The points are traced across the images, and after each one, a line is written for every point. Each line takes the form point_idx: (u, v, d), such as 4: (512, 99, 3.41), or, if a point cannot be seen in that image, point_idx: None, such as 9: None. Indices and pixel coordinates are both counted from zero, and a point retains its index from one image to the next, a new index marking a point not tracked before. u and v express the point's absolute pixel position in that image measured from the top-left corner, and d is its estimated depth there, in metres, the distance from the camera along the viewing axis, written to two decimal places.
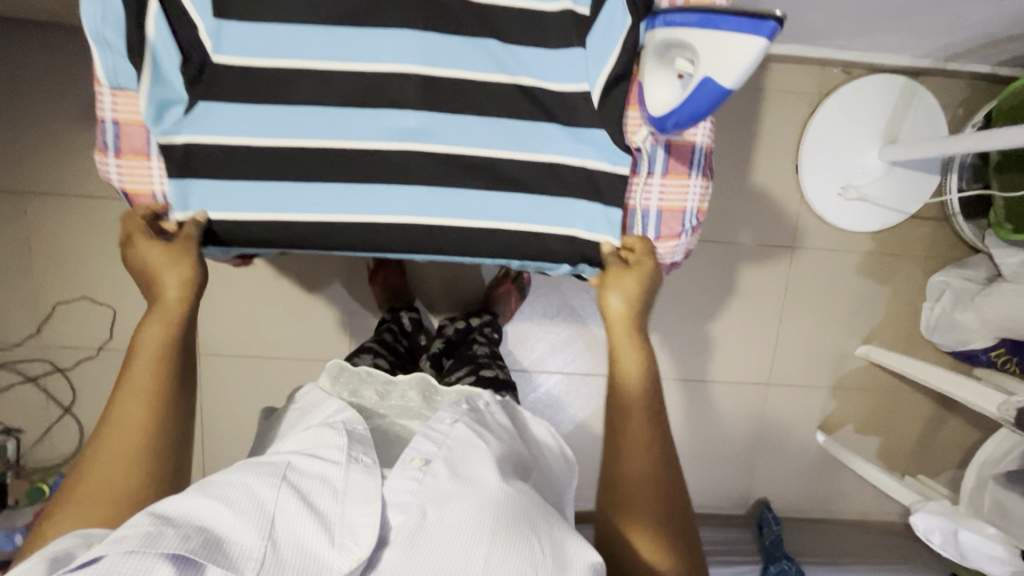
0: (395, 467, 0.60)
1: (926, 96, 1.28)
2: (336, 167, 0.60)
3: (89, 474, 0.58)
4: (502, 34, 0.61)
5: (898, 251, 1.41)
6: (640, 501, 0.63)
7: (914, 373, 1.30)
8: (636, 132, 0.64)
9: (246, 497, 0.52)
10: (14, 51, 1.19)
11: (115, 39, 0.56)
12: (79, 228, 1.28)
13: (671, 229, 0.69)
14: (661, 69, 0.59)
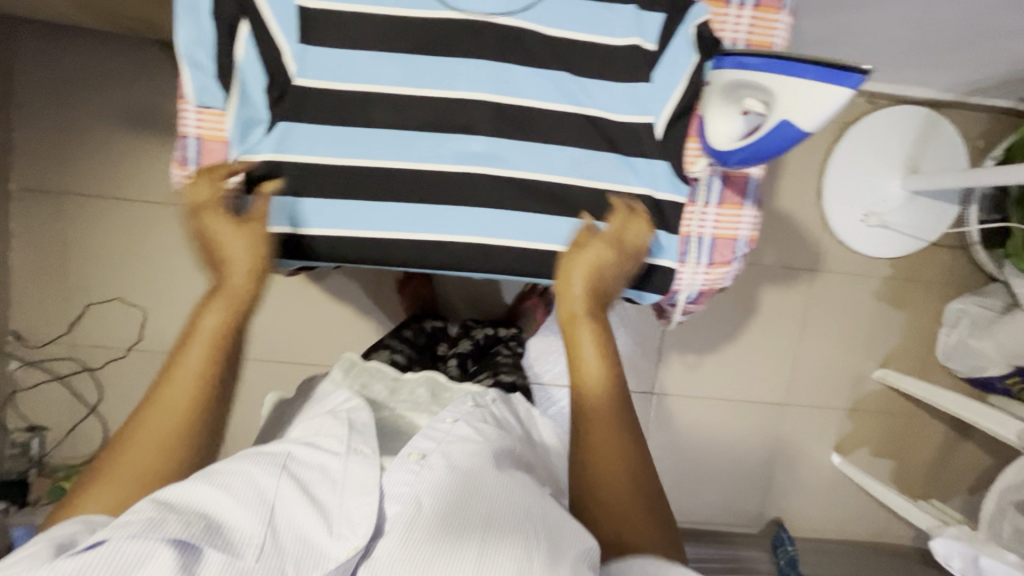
0: (395, 462, 0.61)
1: (948, 127, 1.31)
2: (408, 187, 0.68)
3: (127, 443, 0.59)
4: (574, 67, 0.69)
5: (915, 277, 1.43)
6: (615, 493, 0.64)
7: (931, 398, 1.32)
8: (694, 162, 0.72)
9: (246, 485, 0.55)
10: (61, 55, 1.21)
11: (205, 61, 0.65)
12: (115, 229, 1.30)
13: (723, 255, 0.76)
14: (726, 106, 0.66)
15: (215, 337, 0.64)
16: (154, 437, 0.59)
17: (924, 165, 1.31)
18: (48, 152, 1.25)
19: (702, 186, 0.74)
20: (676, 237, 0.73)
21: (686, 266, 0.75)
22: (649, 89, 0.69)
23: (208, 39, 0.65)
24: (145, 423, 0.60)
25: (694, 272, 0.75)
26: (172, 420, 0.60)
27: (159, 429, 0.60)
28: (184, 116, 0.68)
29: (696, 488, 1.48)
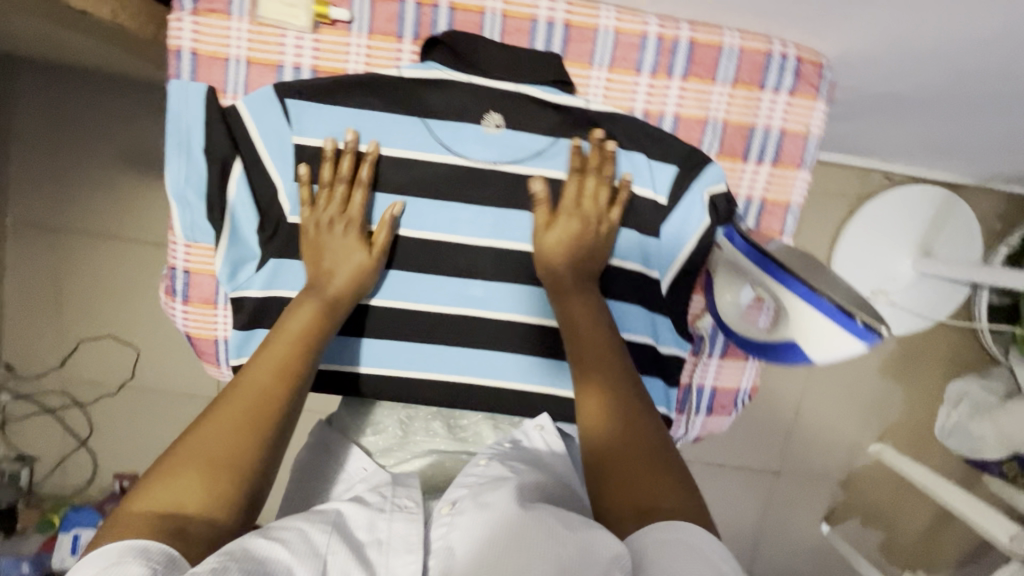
0: (431, 517, 0.54)
1: (965, 209, 1.28)
2: (404, 325, 0.73)
3: (208, 426, 0.54)
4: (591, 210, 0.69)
5: (919, 354, 1.41)
6: (620, 445, 0.55)
7: (923, 482, 1.30)
8: (699, 317, 0.75)
9: (299, 539, 0.47)
10: (60, 93, 1.19)
11: (194, 199, 0.70)
12: (111, 268, 1.28)
13: (722, 404, 0.78)
14: (742, 283, 0.67)
15: (311, 331, 0.64)
16: (236, 420, 0.55)
17: (936, 248, 1.28)
18: (46, 189, 1.23)
19: (706, 340, 0.76)
20: (675, 389, 0.74)
21: (683, 415, 0.77)
22: (658, 245, 0.71)
23: (199, 179, 0.70)
24: (226, 407, 0.56)
25: (690, 422, 0.78)
26: (258, 410, 0.57)
27: (242, 416, 0.56)
28: (175, 251, 0.73)
29: None
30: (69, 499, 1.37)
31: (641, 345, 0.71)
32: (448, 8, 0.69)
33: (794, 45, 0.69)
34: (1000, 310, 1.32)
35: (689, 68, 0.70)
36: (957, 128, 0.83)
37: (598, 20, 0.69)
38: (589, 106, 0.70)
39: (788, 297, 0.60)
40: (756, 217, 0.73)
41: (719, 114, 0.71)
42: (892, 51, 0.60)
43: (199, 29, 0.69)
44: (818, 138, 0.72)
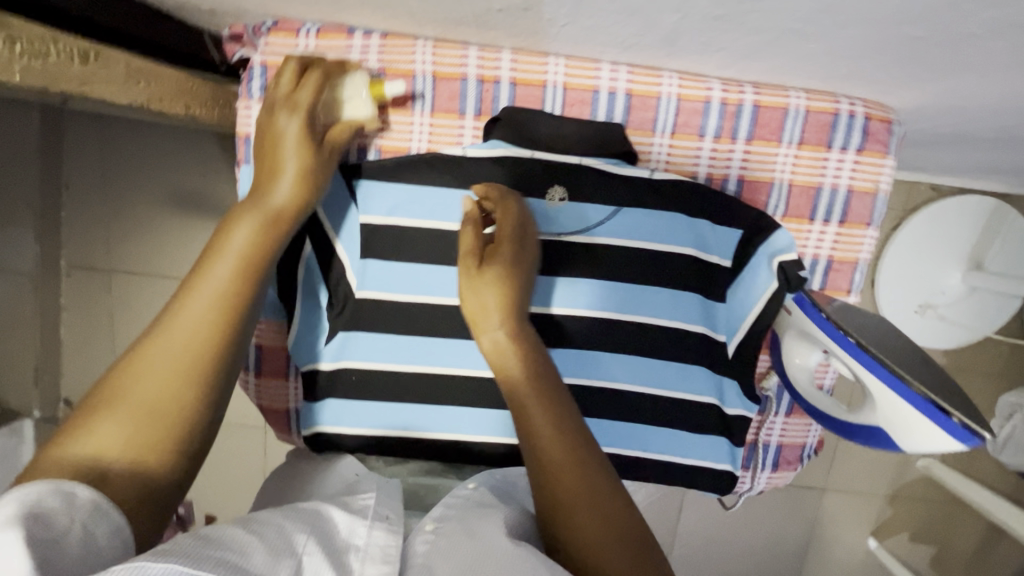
0: (413, 534, 0.56)
1: (1018, 220, 1.23)
2: (467, 394, 0.75)
3: (136, 371, 0.51)
4: (655, 280, 0.72)
5: (970, 367, 1.38)
6: (576, 499, 0.54)
7: (975, 496, 1.27)
8: (766, 377, 0.77)
9: (276, 537, 0.48)
10: (111, 141, 1.22)
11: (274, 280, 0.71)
12: (163, 307, 1.32)
13: (788, 459, 0.80)
14: (808, 346, 0.69)
15: (248, 257, 0.57)
16: (166, 363, 0.51)
17: (988, 261, 1.24)
18: (99, 230, 1.28)
19: (772, 399, 0.78)
20: (739, 447, 0.76)
21: (748, 472, 0.80)
22: (725, 308, 0.73)
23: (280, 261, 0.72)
24: (155, 346, 0.52)
25: (756, 478, 0.80)
26: (188, 350, 0.52)
27: (170, 360, 0.51)
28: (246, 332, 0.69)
29: (729, 566, 1.47)
30: None
31: (706, 405, 0.74)
32: (510, 82, 0.71)
33: (860, 103, 0.70)
34: None
35: (754, 131, 0.71)
36: (1018, 157, 0.81)
37: (660, 88, 0.70)
38: (652, 176, 0.71)
39: (875, 383, 0.62)
40: (823, 277, 0.75)
41: (785, 175, 0.73)
42: (962, 102, 0.59)
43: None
44: (887, 194, 0.73)
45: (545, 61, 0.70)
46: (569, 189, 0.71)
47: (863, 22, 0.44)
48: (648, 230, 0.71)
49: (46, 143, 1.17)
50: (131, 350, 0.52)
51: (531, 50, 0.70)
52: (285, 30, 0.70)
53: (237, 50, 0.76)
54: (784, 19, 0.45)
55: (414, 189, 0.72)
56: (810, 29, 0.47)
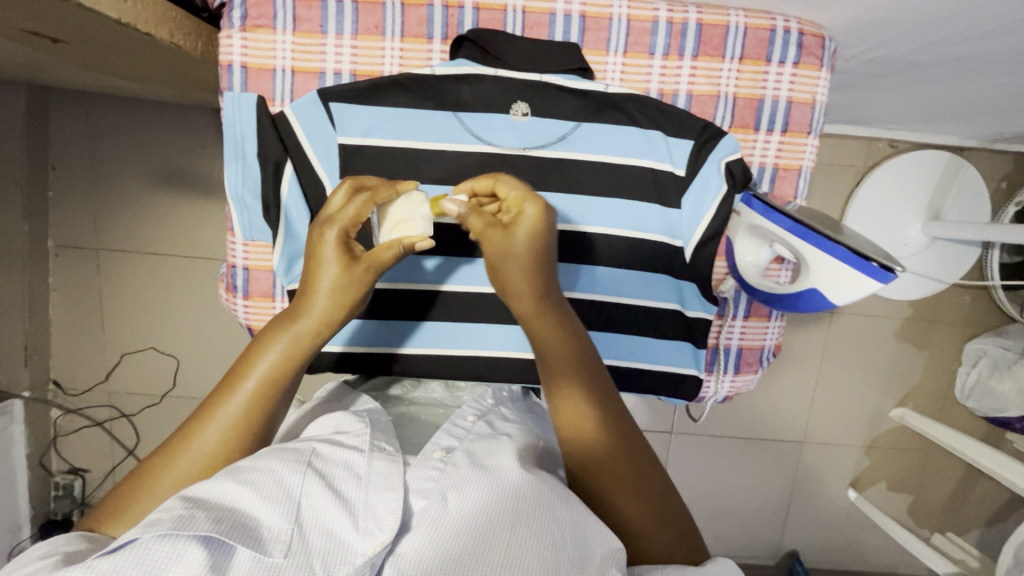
0: (418, 459, 0.60)
1: (971, 170, 1.30)
2: (454, 310, 0.82)
3: (173, 464, 0.54)
4: (615, 187, 0.68)
5: (936, 317, 1.44)
6: (648, 524, 0.55)
7: (947, 441, 1.32)
8: (720, 283, 0.73)
9: (271, 481, 0.52)
10: (94, 120, 1.25)
11: (251, 201, 0.70)
12: (150, 284, 1.34)
13: (749, 363, 0.77)
14: (753, 239, 0.67)
15: (275, 371, 0.59)
16: (194, 470, 0.54)
17: (945, 212, 1.31)
18: (83, 211, 1.30)
19: (729, 302, 0.74)
20: (704, 349, 0.73)
21: (712, 376, 0.76)
22: (680, 215, 0.68)
23: (254, 181, 0.69)
24: (184, 454, 0.55)
25: (720, 382, 0.76)
26: (215, 459, 0.55)
27: (199, 463, 0.55)
28: (234, 250, 0.75)
29: (713, 521, 1.52)
30: None
31: (668, 312, 0.70)
32: (473, 7, 0.69)
33: (795, 20, 0.69)
34: (1011, 269, 1.32)
35: (699, 48, 0.69)
36: (956, 93, 0.87)
37: (612, 9, 0.69)
38: (609, 89, 0.68)
39: (811, 254, 0.61)
40: (770, 183, 0.73)
41: (729, 89, 0.71)
42: (897, 21, 0.63)
43: (248, 44, 0.69)
44: (824, 105, 0.72)
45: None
46: (533, 103, 0.68)
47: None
48: (607, 140, 0.68)
49: (29, 122, 1.20)
50: (171, 440, 0.56)
51: None
52: None
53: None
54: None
55: (354, 107, 0.67)
56: None
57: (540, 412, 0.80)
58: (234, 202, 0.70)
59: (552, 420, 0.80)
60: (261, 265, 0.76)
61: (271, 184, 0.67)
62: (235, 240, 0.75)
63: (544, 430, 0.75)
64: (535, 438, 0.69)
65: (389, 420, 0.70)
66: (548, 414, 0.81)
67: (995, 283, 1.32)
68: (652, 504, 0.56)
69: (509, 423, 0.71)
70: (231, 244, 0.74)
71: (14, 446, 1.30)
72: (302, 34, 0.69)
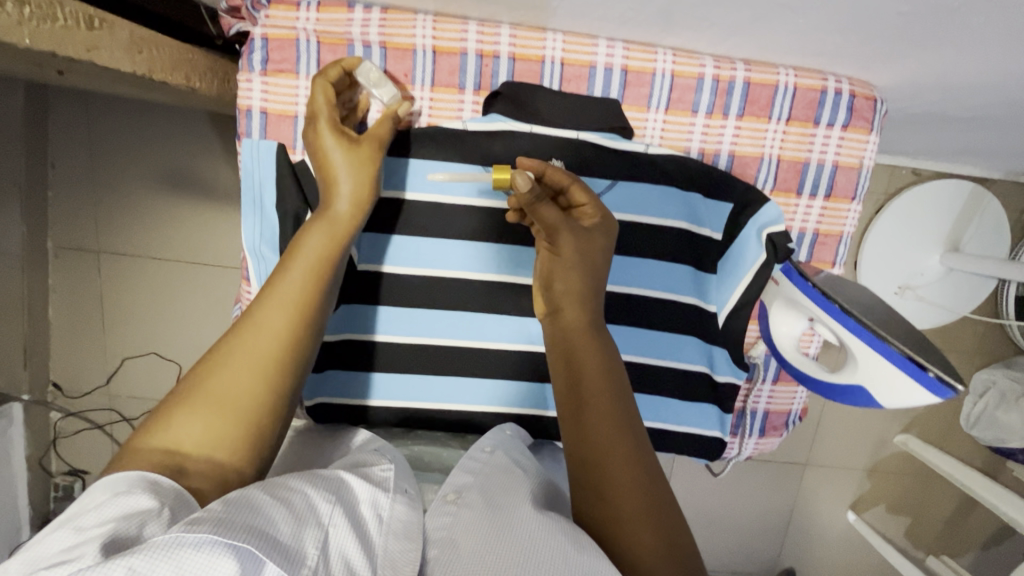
0: (433, 506, 0.58)
1: (994, 201, 1.27)
2: (467, 363, 0.75)
3: (224, 372, 0.50)
4: (651, 249, 0.65)
5: (946, 346, 1.43)
6: (648, 551, 0.51)
7: (951, 470, 1.31)
8: (754, 346, 0.71)
9: (301, 504, 0.48)
10: (95, 120, 1.20)
11: (269, 252, 0.67)
12: (152, 288, 1.32)
13: (774, 426, 0.76)
14: (790, 310, 0.63)
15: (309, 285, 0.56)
16: (248, 360, 0.51)
17: (964, 242, 1.29)
18: (83, 213, 1.26)
19: (760, 366, 0.72)
20: (729, 414, 0.71)
21: (735, 438, 0.75)
22: (714, 279, 0.67)
23: (272, 233, 0.66)
24: (220, 365, 0.50)
25: (744, 444, 0.75)
26: (271, 362, 0.52)
27: (251, 366, 0.51)
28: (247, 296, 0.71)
29: (712, 539, 1.53)
30: None
31: (695, 375, 0.68)
32: (509, 58, 0.65)
33: (846, 80, 0.66)
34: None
35: (745, 108, 0.66)
36: (996, 138, 0.84)
37: (655, 64, 0.65)
38: (649, 150, 0.65)
39: (853, 344, 0.56)
40: (809, 250, 0.71)
41: (773, 151, 0.68)
42: (951, 89, 0.60)
43: (269, 89, 0.66)
44: (870, 169, 0.70)
45: (544, 35, 0.64)
46: (569, 162, 0.64)
47: (858, 4, 0.44)
48: (644, 202, 0.65)
49: (28, 121, 1.15)
50: (209, 356, 0.51)
51: (531, 25, 0.65)
52: (285, 2, 0.64)
53: (234, 25, 0.68)
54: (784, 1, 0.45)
55: (391, 160, 0.68)
56: (802, 6, 0.45)
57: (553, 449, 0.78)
58: (249, 253, 0.67)
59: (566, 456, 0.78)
60: None
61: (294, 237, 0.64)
62: (248, 289, 0.70)
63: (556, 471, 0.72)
64: (545, 479, 0.66)
65: (394, 451, 0.66)
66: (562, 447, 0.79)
67: (1009, 317, 1.31)
68: (656, 530, 0.51)
69: (526, 458, 0.69)
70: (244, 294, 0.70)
71: (13, 448, 1.29)
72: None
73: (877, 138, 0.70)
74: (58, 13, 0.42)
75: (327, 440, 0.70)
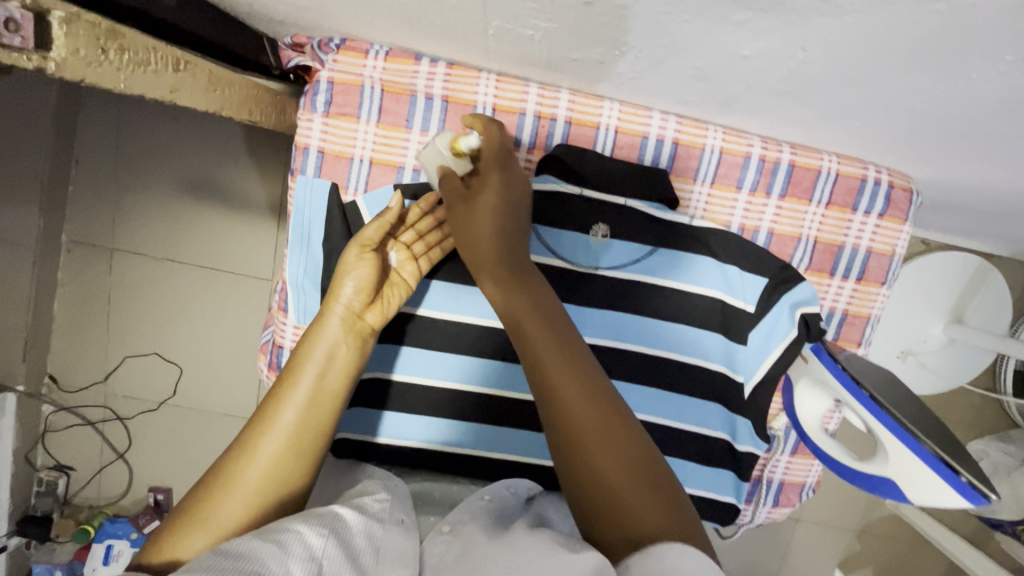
0: (430, 535, 0.60)
1: (999, 277, 1.30)
2: (480, 409, 0.78)
3: (265, 435, 0.55)
4: (679, 316, 0.66)
5: (943, 414, 1.45)
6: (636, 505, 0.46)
7: (939, 538, 1.32)
8: (776, 417, 0.71)
9: (296, 540, 0.49)
10: (127, 120, 1.21)
11: (309, 287, 0.69)
12: (163, 290, 1.31)
13: (788, 498, 0.75)
14: (815, 390, 0.64)
15: (339, 343, 0.61)
16: (308, 395, 0.58)
17: (968, 315, 1.31)
18: (101, 208, 1.26)
19: (779, 438, 0.72)
20: (746, 482, 0.70)
21: (750, 506, 0.75)
22: (744, 351, 0.67)
23: (315, 269, 0.69)
24: (282, 406, 0.57)
25: (757, 512, 0.75)
26: (300, 434, 0.57)
27: (281, 443, 0.55)
28: (283, 330, 0.70)
29: None
30: (106, 509, 1.40)
31: (716, 442, 0.68)
32: (565, 121, 0.66)
33: (886, 170, 0.69)
34: None
35: (787, 189, 0.68)
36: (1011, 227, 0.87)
37: (706, 140, 0.67)
38: (693, 223, 0.67)
39: (881, 433, 0.57)
40: (836, 329, 0.72)
41: (811, 233, 0.70)
42: (982, 189, 0.63)
43: (328, 130, 0.69)
44: (903, 259, 0.72)
45: (601, 103, 0.66)
46: (613, 227, 0.66)
47: (911, 116, 0.47)
48: (681, 268, 0.66)
49: (59, 114, 1.15)
50: (241, 437, 0.56)
51: (589, 92, 0.66)
52: (354, 49, 0.66)
53: (292, 57, 0.70)
54: (840, 105, 0.48)
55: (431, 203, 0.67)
56: (854, 108, 0.48)
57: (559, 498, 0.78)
58: (291, 286, 0.70)
59: None
60: None
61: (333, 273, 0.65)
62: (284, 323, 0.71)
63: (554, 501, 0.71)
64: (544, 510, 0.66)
65: (400, 484, 0.70)
66: None
67: (1007, 391, 1.33)
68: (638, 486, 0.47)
69: (523, 496, 0.69)
70: (281, 326, 0.71)
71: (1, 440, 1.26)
72: (386, 126, 0.69)
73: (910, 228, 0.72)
74: (149, 59, 0.51)
75: (341, 478, 0.72)
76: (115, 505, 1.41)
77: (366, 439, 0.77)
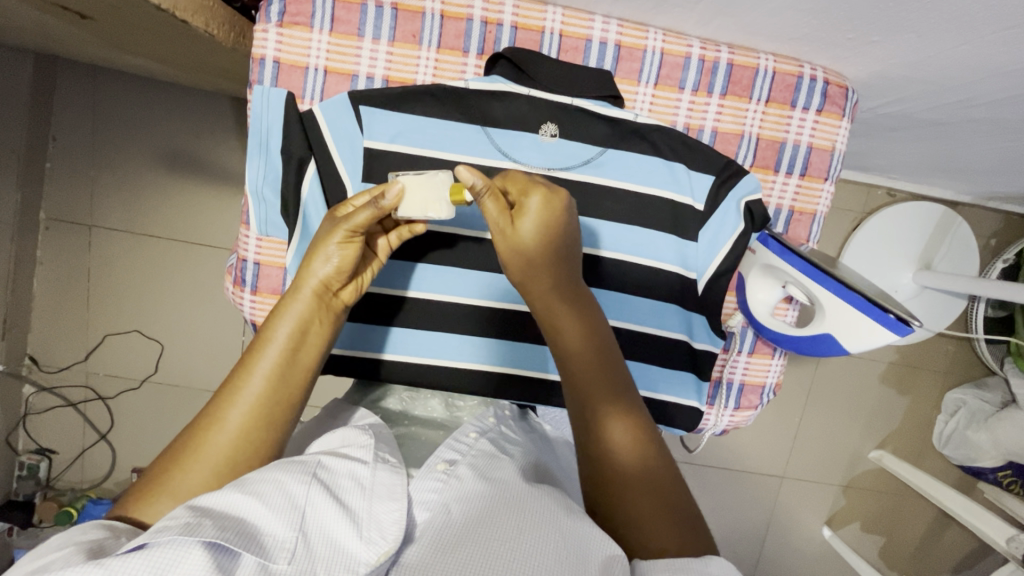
0: (421, 471, 0.55)
1: (963, 224, 1.33)
2: (460, 322, 0.80)
3: (232, 407, 0.54)
4: (636, 219, 0.74)
5: (920, 364, 1.47)
6: (648, 519, 0.51)
7: (921, 484, 1.33)
8: (731, 317, 0.83)
9: (276, 489, 0.46)
10: (102, 96, 1.23)
11: (270, 196, 0.73)
12: (142, 264, 1.32)
13: (749, 400, 0.87)
14: (766, 278, 0.77)
15: (311, 321, 0.59)
16: (277, 368, 0.56)
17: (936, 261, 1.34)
18: (80, 185, 1.27)
19: (737, 337, 0.84)
20: (706, 383, 0.80)
21: (713, 409, 0.86)
22: (695, 248, 0.75)
23: (274, 176, 0.72)
24: (252, 378, 0.56)
25: (720, 415, 0.86)
26: (269, 407, 0.55)
27: (251, 412, 0.54)
28: (246, 243, 0.78)
29: None
30: (89, 492, 1.38)
31: (677, 342, 0.78)
32: (511, 26, 0.74)
33: (822, 69, 0.77)
34: (995, 323, 1.36)
35: (727, 88, 0.77)
36: (962, 148, 0.90)
37: (647, 42, 0.75)
38: (638, 119, 0.74)
39: (822, 294, 0.70)
40: (784, 224, 0.81)
41: (753, 129, 0.79)
42: (914, 69, 0.67)
43: (283, 40, 0.73)
44: (842, 153, 0.81)
45: (545, 9, 0.74)
46: (562, 126, 0.73)
47: None
48: (631, 167, 0.74)
49: (35, 89, 1.17)
50: (212, 403, 0.55)
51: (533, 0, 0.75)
52: None
53: None
54: None
55: (389, 114, 0.71)
56: None
57: (537, 426, 0.80)
58: (252, 195, 0.73)
59: (554, 442, 0.78)
60: (271, 261, 0.79)
61: (292, 181, 0.70)
62: (248, 235, 0.78)
63: (522, 435, 0.72)
64: (535, 458, 0.65)
65: (390, 433, 0.64)
66: (546, 425, 0.82)
67: (979, 335, 1.36)
68: (654, 503, 0.51)
69: (511, 440, 0.67)
70: (245, 237, 0.78)
71: None
72: (339, 35, 0.74)
73: (848, 127, 0.81)
74: None
75: (330, 417, 0.72)
76: (99, 489, 1.40)
77: (357, 355, 0.79)
